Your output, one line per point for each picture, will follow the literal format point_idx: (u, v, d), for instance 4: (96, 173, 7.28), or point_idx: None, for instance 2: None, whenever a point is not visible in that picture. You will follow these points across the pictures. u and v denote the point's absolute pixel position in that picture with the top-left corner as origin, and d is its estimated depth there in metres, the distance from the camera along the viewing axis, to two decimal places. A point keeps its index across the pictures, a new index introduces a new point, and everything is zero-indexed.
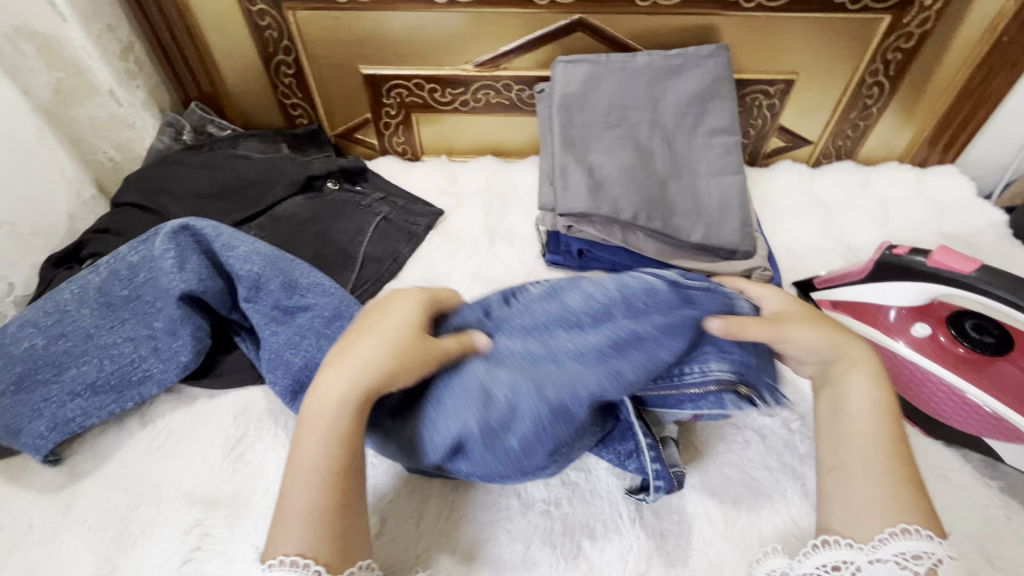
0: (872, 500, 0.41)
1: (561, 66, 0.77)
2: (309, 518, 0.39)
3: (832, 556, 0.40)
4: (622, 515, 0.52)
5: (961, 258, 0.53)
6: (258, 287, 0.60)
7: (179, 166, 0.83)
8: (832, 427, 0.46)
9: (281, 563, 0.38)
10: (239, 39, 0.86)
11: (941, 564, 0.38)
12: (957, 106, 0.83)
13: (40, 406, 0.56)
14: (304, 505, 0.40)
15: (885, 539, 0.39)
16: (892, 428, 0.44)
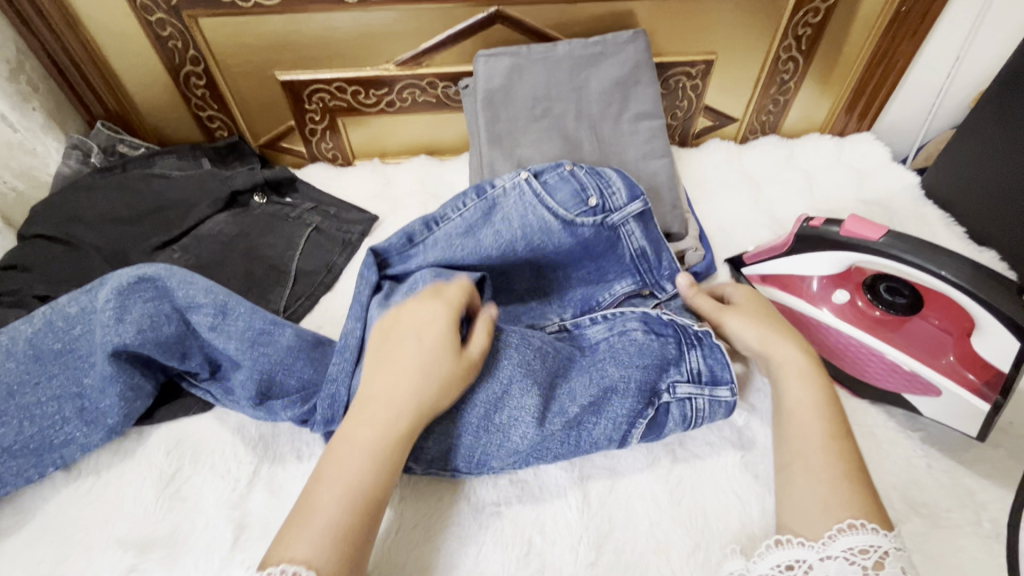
0: (826, 498, 0.43)
1: (482, 59, 0.75)
2: (326, 538, 0.39)
3: (786, 554, 0.42)
4: (571, 507, 0.52)
5: (870, 225, 0.56)
6: (224, 313, 0.57)
7: (89, 191, 0.78)
8: (793, 424, 0.48)
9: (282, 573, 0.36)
10: (143, 50, 0.81)
11: (889, 557, 0.39)
12: (867, 76, 0.87)
13: None
14: (322, 525, 0.39)
15: (834, 535, 0.40)
16: (834, 420, 0.47)
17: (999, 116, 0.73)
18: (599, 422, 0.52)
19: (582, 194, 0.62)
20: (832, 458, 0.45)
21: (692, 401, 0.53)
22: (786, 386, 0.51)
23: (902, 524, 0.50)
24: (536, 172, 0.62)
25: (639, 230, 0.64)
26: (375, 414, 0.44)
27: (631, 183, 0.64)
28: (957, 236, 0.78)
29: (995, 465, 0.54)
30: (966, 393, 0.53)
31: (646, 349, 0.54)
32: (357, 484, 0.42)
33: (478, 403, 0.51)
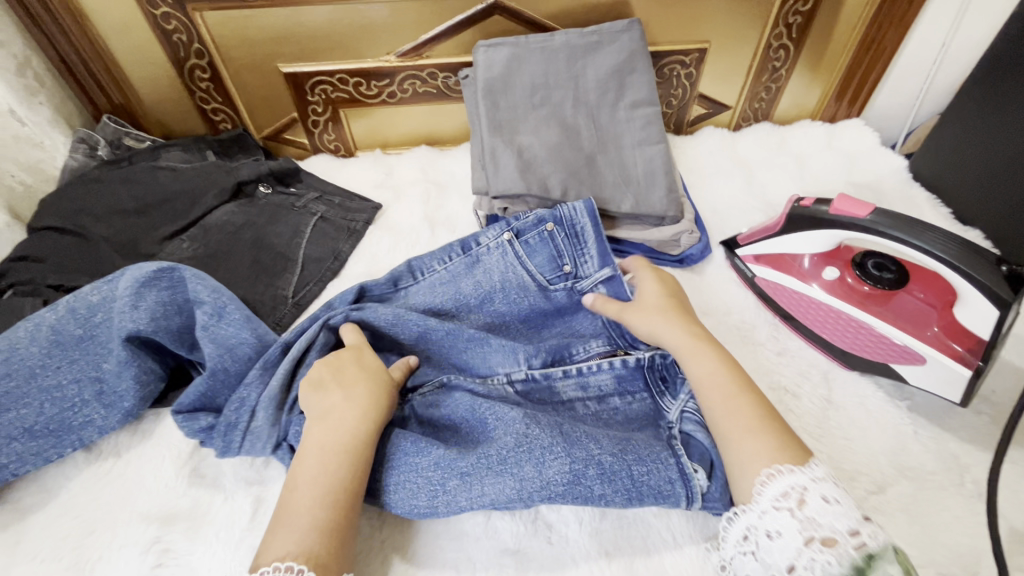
0: (743, 453, 0.45)
1: (481, 50, 0.78)
2: (313, 533, 0.43)
3: (738, 528, 0.43)
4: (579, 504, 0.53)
5: (857, 203, 0.58)
6: (219, 314, 0.59)
7: (97, 184, 0.79)
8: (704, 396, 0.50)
9: (276, 569, 0.40)
10: (148, 44, 0.82)
11: (809, 491, 0.41)
12: (855, 63, 0.89)
13: None
14: (305, 522, 0.43)
15: (763, 486, 0.42)
16: (735, 379, 0.50)
17: (982, 98, 0.76)
18: (624, 471, 0.49)
19: (557, 259, 0.64)
20: (736, 413, 0.48)
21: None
22: (688, 362, 0.53)
23: (890, 485, 0.53)
24: (517, 232, 0.65)
25: (609, 294, 0.63)
26: (342, 421, 0.50)
27: (603, 245, 0.65)
28: (943, 216, 0.81)
29: (977, 430, 0.57)
30: (948, 361, 0.55)
31: (633, 414, 0.57)
32: (334, 484, 0.46)
33: (447, 457, 0.51)
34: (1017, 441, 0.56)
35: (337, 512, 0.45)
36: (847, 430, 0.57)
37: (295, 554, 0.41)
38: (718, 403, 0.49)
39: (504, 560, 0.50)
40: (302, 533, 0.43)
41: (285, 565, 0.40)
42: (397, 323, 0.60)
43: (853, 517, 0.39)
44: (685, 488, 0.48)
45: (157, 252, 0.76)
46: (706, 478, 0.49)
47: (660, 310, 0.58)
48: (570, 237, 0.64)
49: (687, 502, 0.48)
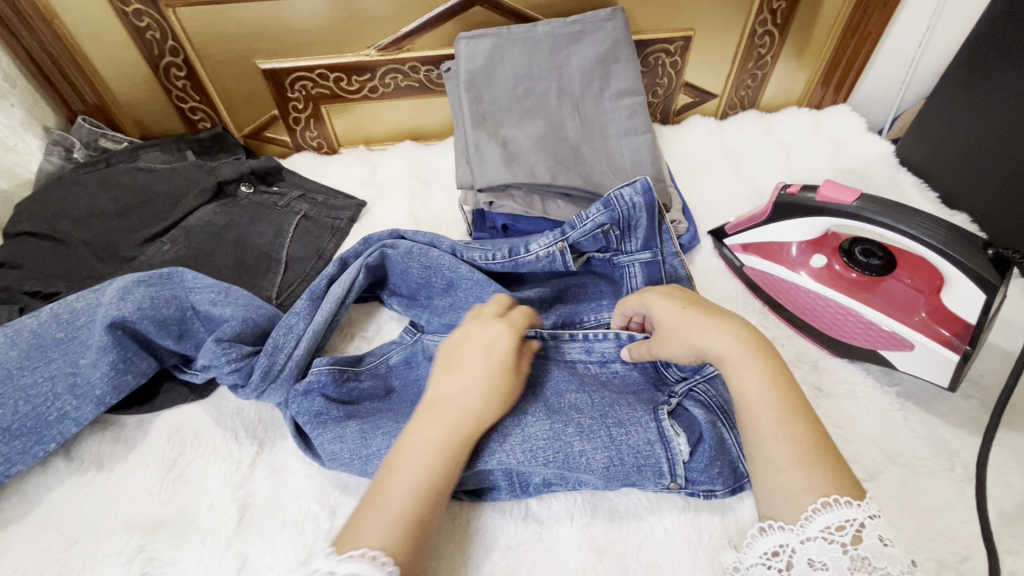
0: (788, 487, 0.43)
1: (463, 42, 0.76)
2: (399, 519, 0.42)
3: (772, 541, 0.42)
4: (575, 502, 0.53)
5: (843, 189, 0.57)
6: (225, 292, 0.62)
7: (75, 187, 0.77)
8: (758, 420, 0.46)
9: (361, 555, 0.39)
10: (121, 42, 0.80)
11: (865, 529, 0.40)
12: (840, 48, 0.89)
13: None
14: (394, 509, 0.42)
15: (811, 516, 0.41)
16: (786, 401, 0.46)
17: (969, 80, 0.75)
18: (602, 431, 0.51)
19: (601, 237, 0.63)
20: (789, 443, 0.44)
21: (718, 425, 0.52)
22: (733, 380, 0.48)
23: (881, 472, 0.53)
24: (571, 242, 0.63)
25: (643, 274, 0.64)
26: (457, 401, 0.49)
27: (655, 229, 0.64)
28: (930, 201, 0.80)
29: (964, 413, 0.57)
30: (938, 346, 0.54)
31: (632, 377, 0.59)
32: (427, 470, 0.44)
33: None
34: (1005, 424, 0.56)
35: (424, 508, 0.43)
36: (836, 418, 0.57)
37: (376, 546, 0.40)
38: (771, 428, 0.45)
39: (495, 556, 0.49)
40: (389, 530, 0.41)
41: (368, 556, 0.39)
42: (427, 274, 0.65)
43: (905, 563, 0.39)
44: (664, 449, 0.50)
45: (138, 255, 0.74)
46: (685, 445, 0.51)
47: (683, 321, 0.52)
48: (624, 230, 0.63)
49: (668, 466, 0.50)
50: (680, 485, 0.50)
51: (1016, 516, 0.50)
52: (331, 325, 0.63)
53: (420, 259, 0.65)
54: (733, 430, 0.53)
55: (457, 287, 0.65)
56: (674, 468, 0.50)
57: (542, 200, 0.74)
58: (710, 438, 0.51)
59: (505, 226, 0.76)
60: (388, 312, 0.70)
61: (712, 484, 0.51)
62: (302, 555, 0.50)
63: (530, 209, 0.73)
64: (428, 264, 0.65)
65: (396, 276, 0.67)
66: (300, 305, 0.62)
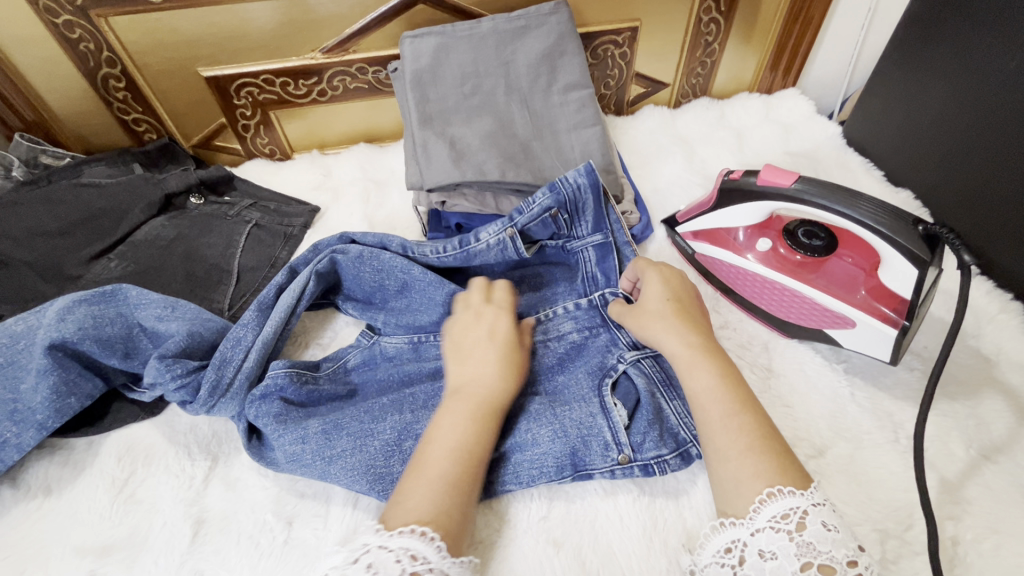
0: (738, 473, 0.44)
1: (407, 41, 0.76)
2: (440, 486, 0.44)
3: (724, 537, 0.43)
4: (534, 496, 0.53)
5: (782, 172, 0.58)
6: (172, 306, 0.61)
7: (13, 207, 0.75)
8: (706, 411, 0.48)
9: (410, 530, 0.40)
10: (54, 56, 0.78)
11: (809, 516, 0.40)
12: (786, 33, 0.90)
13: None
14: (434, 474, 0.45)
15: (758, 507, 0.41)
16: (735, 397, 0.48)
17: (905, 60, 0.77)
18: (546, 411, 0.54)
19: (552, 227, 0.64)
20: (735, 433, 0.46)
21: (657, 396, 0.55)
22: (686, 373, 0.51)
23: (828, 448, 0.54)
24: (519, 228, 0.63)
25: (597, 258, 0.65)
26: (483, 384, 0.52)
27: (603, 210, 0.65)
28: (876, 179, 0.82)
29: (909, 385, 0.59)
30: (878, 323, 0.56)
31: (586, 350, 0.60)
32: (464, 442, 0.47)
33: (403, 419, 0.54)
34: (947, 393, 0.58)
35: (465, 477, 0.45)
36: (787, 398, 0.58)
37: (425, 519, 0.42)
38: (717, 420, 0.47)
39: None
40: (439, 501, 0.43)
41: (417, 530, 0.40)
42: (381, 276, 0.65)
43: (851, 547, 0.39)
44: (605, 420, 0.53)
45: (84, 273, 0.73)
46: (625, 414, 0.53)
47: (660, 313, 0.55)
48: (572, 213, 0.64)
49: (612, 436, 0.52)
50: (628, 457, 0.51)
51: (958, 483, 0.52)
52: (281, 336, 0.63)
53: (373, 260, 0.65)
54: (671, 402, 0.55)
55: (410, 285, 0.64)
56: (617, 438, 0.52)
57: (495, 198, 0.73)
58: (649, 406, 0.53)
59: (459, 226, 0.74)
60: (344, 317, 0.69)
61: (658, 448, 0.52)
62: (258, 567, 0.50)
63: (482, 207, 0.73)
64: (378, 266, 0.65)
65: (350, 282, 0.66)
66: (248, 316, 0.61)
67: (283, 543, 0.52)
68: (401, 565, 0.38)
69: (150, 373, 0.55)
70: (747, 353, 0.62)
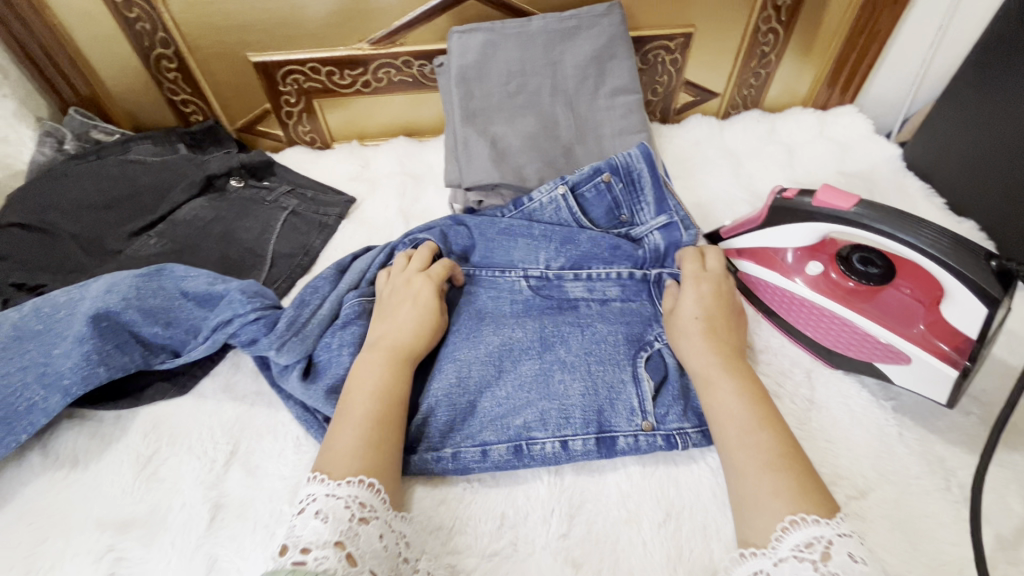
0: (756, 489, 0.42)
1: (455, 36, 0.75)
2: (366, 427, 0.47)
3: (747, 569, 0.40)
4: (552, 512, 0.51)
5: (841, 195, 0.55)
6: (218, 278, 0.64)
7: (62, 178, 0.77)
8: (726, 429, 0.47)
9: (354, 481, 0.43)
10: (112, 33, 0.79)
11: (833, 546, 0.37)
12: (848, 47, 0.86)
13: None
14: (357, 418, 0.48)
15: (781, 535, 0.39)
16: (761, 415, 0.47)
17: (978, 82, 0.72)
18: (581, 368, 0.57)
19: (614, 211, 0.67)
20: (754, 449, 0.44)
21: (688, 377, 0.58)
22: (711, 394, 0.50)
23: (871, 491, 0.51)
24: (571, 186, 0.66)
25: (662, 240, 0.65)
26: (388, 339, 0.55)
27: (663, 189, 0.65)
28: (937, 207, 0.77)
29: (964, 431, 0.55)
30: (937, 361, 0.52)
31: (630, 313, 0.63)
32: (382, 390, 0.50)
33: (450, 346, 0.59)
34: (1006, 443, 0.54)
35: (381, 431, 0.48)
36: (828, 433, 0.55)
37: (371, 471, 0.44)
38: (733, 437, 0.46)
39: (468, 567, 0.48)
40: (358, 447, 0.46)
41: (364, 480, 0.43)
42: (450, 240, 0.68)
43: None
44: (635, 388, 0.56)
45: (123, 248, 0.74)
46: (653, 386, 0.56)
47: (694, 322, 0.56)
48: (628, 184, 0.66)
49: (638, 403, 0.55)
50: (651, 425, 0.54)
51: (1014, 542, 0.48)
52: None
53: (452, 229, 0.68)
54: None
55: (471, 227, 0.68)
56: (643, 406, 0.55)
57: None
58: (677, 380, 0.56)
59: None
60: None
61: (680, 421, 0.54)
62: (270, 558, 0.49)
63: None
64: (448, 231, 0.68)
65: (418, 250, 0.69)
66: (328, 272, 0.66)
67: None
68: (350, 511, 0.41)
69: (228, 309, 0.60)
70: (789, 381, 0.59)
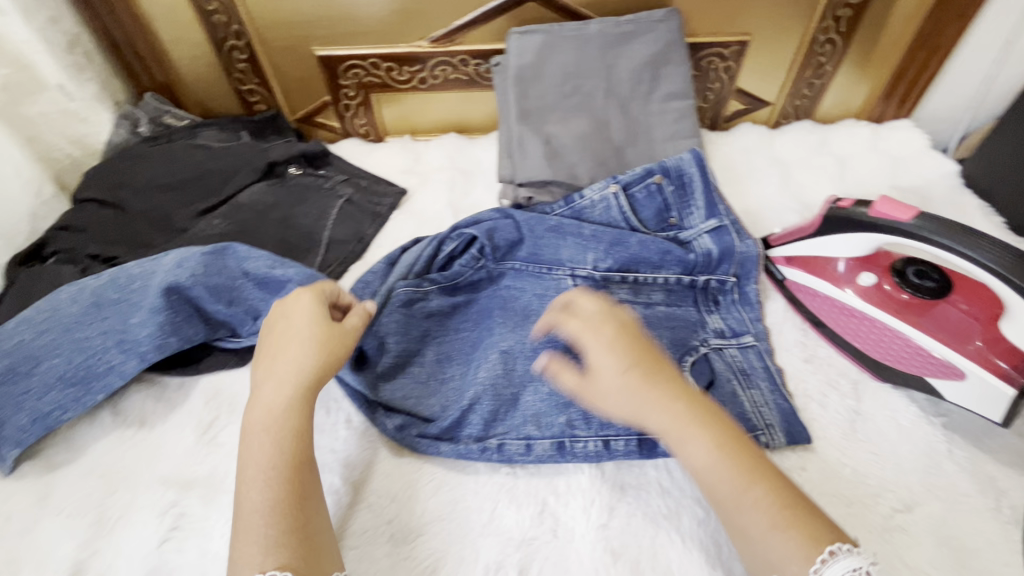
0: (772, 556, 0.38)
1: (514, 36, 0.76)
2: (258, 517, 0.41)
3: None
4: (594, 503, 0.52)
5: (899, 206, 0.55)
6: (277, 259, 0.66)
7: (138, 159, 0.82)
8: (716, 491, 0.41)
9: None
10: (189, 23, 0.84)
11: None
12: (908, 61, 0.85)
13: (20, 400, 0.56)
14: (252, 504, 0.42)
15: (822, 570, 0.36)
16: (749, 473, 0.41)
17: None
18: None
19: (663, 213, 0.68)
20: (760, 510, 0.39)
21: (733, 382, 0.58)
22: (689, 450, 0.43)
23: (916, 504, 0.51)
24: (622, 186, 0.68)
25: (712, 242, 0.66)
26: (270, 392, 0.48)
27: (713, 195, 0.67)
28: (995, 226, 0.76)
29: (1016, 451, 0.54)
30: (995, 379, 0.52)
31: (676, 317, 0.63)
32: (271, 461, 0.44)
33: (496, 340, 0.61)
34: None
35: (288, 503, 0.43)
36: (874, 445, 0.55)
37: (269, 565, 0.39)
38: (727, 496, 0.41)
39: (509, 548, 0.50)
40: (259, 541, 0.40)
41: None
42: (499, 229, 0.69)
43: None
44: None
45: (190, 227, 0.78)
46: (699, 391, 0.57)
47: (623, 384, 0.45)
48: (678, 188, 0.68)
49: None
50: None
51: None
52: None
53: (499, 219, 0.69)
54: (748, 390, 0.57)
55: (520, 222, 0.69)
56: None
57: None
58: (721, 387, 0.57)
59: None
60: None
61: None
62: None
63: None
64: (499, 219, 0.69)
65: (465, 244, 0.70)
66: (378, 267, 0.67)
67: (346, 507, 0.52)
68: None
69: None
70: (835, 390, 0.59)
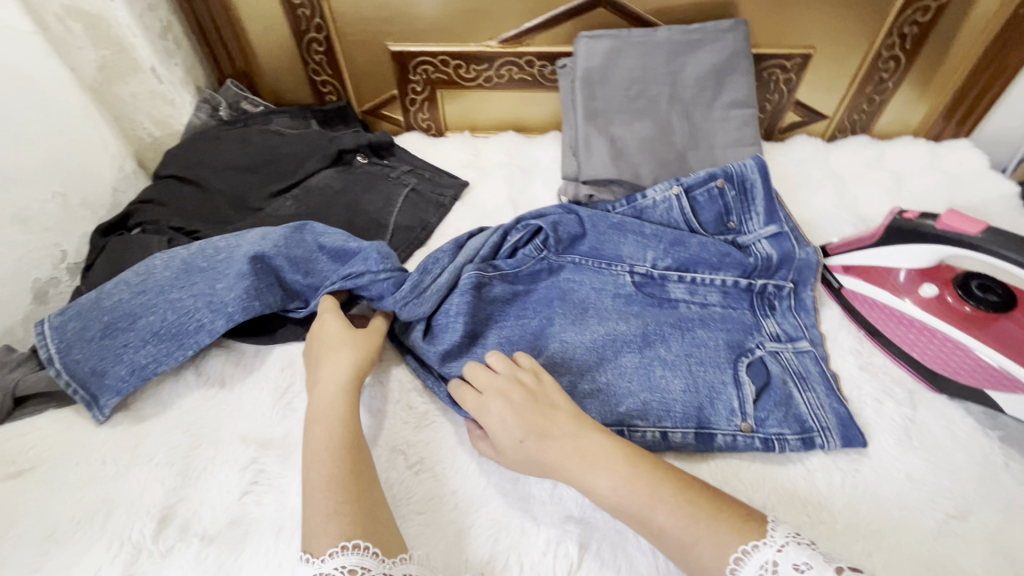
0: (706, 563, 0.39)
1: (584, 40, 0.79)
2: (330, 494, 0.45)
3: None
4: None
5: (968, 220, 0.57)
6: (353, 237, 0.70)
7: (218, 141, 0.87)
8: (626, 511, 0.43)
9: (347, 549, 0.41)
10: (273, 15, 0.89)
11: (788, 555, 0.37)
12: (970, 81, 0.86)
13: (120, 352, 0.60)
14: (320, 482, 0.45)
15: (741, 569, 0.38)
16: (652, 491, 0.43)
17: None
18: (682, 364, 0.60)
19: (724, 217, 0.70)
20: (676, 515, 0.41)
21: (788, 383, 0.59)
22: (593, 478, 0.45)
23: (971, 512, 0.51)
24: (684, 188, 0.70)
25: (771, 247, 0.68)
26: (326, 385, 0.54)
27: (773, 203, 0.69)
28: None
29: None
30: None
31: (731, 320, 0.65)
32: (327, 446, 0.49)
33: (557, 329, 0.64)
34: None
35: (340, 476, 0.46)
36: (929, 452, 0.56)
37: (355, 535, 0.42)
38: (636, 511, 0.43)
39: (567, 525, 0.52)
40: (328, 511, 0.43)
41: (355, 546, 0.41)
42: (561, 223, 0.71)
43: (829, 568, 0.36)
44: (736, 390, 0.58)
45: (264, 207, 0.82)
46: (754, 391, 0.58)
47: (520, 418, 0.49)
48: (740, 195, 0.70)
49: (738, 404, 0.57)
50: (751, 427, 0.56)
51: None
52: None
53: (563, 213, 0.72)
54: (804, 392, 0.59)
55: (583, 218, 0.71)
56: (744, 408, 0.57)
57: None
58: (776, 389, 0.59)
59: None
60: None
61: (780, 426, 0.56)
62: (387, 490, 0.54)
63: None
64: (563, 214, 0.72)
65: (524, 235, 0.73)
66: (446, 248, 0.69)
67: (413, 474, 0.55)
68: None
69: (363, 265, 0.65)
70: (890, 397, 0.60)
